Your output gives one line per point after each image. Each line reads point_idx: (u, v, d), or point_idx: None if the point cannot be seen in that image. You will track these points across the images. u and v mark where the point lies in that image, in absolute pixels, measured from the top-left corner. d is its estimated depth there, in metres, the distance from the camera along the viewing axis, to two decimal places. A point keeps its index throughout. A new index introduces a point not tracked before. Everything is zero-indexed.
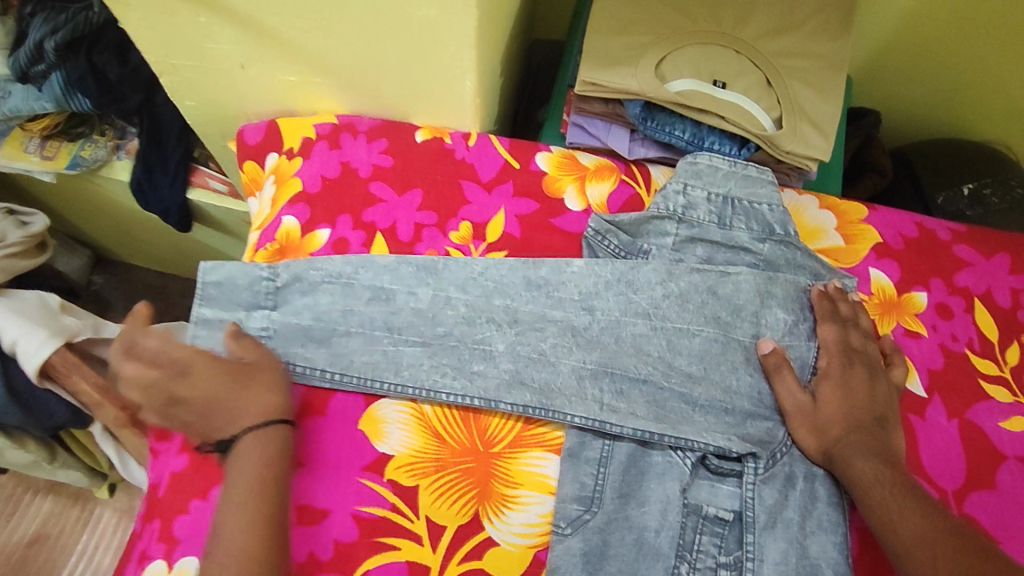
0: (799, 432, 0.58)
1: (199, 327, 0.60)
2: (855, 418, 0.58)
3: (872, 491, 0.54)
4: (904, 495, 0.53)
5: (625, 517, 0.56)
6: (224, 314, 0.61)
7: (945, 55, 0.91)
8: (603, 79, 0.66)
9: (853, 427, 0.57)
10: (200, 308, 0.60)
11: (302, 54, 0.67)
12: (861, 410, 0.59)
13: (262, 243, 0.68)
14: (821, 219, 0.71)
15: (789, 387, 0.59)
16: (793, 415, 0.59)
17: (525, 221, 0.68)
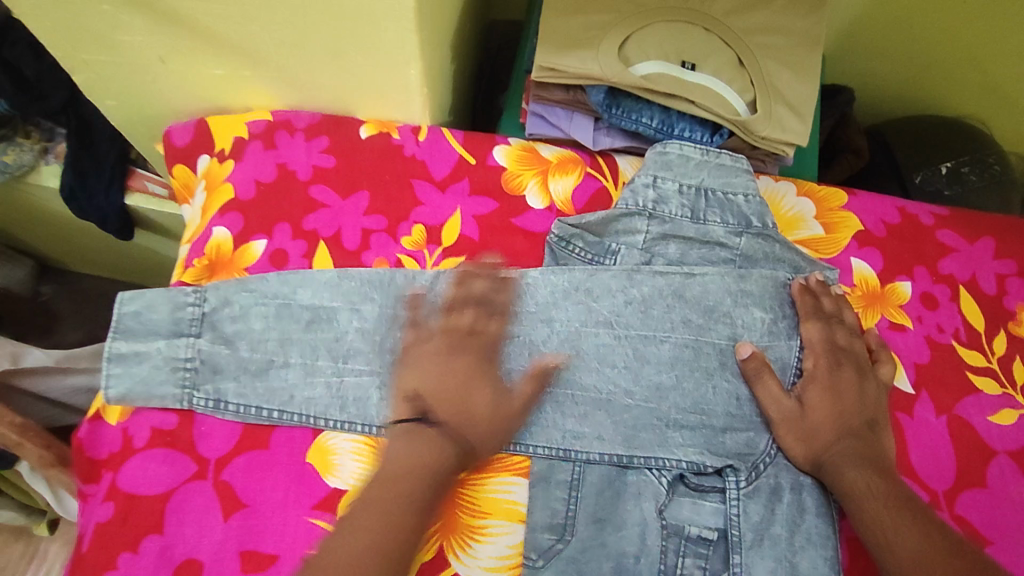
0: (785, 439, 0.55)
1: (113, 364, 0.54)
2: (848, 423, 0.55)
3: (864, 504, 0.52)
4: (898, 508, 0.51)
5: (602, 544, 0.52)
6: (140, 347, 0.54)
7: (920, 29, 0.87)
8: (561, 63, 0.60)
9: (845, 434, 0.55)
10: (112, 341, 0.54)
11: (226, 44, 0.60)
12: (850, 416, 0.56)
13: (190, 258, 0.61)
14: (799, 207, 0.66)
15: (773, 394, 0.55)
16: (776, 423, 0.55)
17: (484, 222, 0.63)
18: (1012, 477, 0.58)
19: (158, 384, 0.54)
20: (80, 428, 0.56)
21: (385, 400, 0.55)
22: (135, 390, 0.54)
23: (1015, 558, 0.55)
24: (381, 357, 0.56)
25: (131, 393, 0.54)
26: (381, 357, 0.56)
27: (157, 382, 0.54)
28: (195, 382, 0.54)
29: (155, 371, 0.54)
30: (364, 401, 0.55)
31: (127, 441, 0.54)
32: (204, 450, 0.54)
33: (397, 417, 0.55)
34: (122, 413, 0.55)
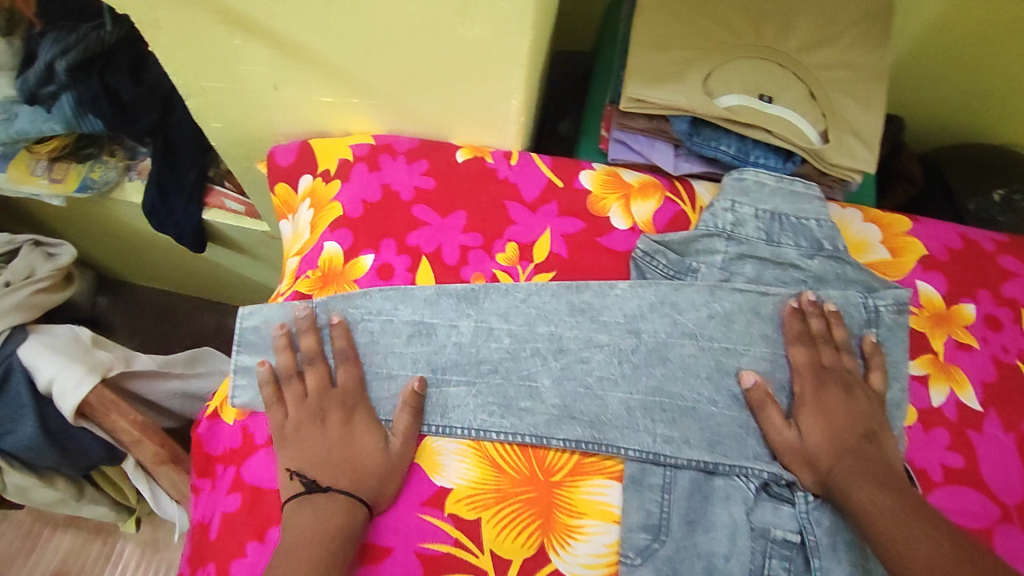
0: (794, 467, 0.58)
1: (238, 375, 0.59)
2: (841, 440, 0.57)
3: (876, 522, 0.51)
4: (912, 519, 0.49)
5: (693, 544, 0.55)
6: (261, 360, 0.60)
7: (972, 64, 0.91)
8: (649, 95, 0.65)
9: (844, 453, 0.56)
10: (238, 355, 0.60)
11: (341, 76, 0.66)
12: (843, 433, 0.57)
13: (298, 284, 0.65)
14: (866, 232, 0.70)
15: (775, 423, 0.58)
16: (782, 452, 0.58)
17: (571, 241, 0.67)
18: None
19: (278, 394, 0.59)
20: (201, 424, 0.62)
21: (483, 406, 0.59)
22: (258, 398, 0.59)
23: None
24: (479, 365, 0.61)
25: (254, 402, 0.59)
26: (476, 366, 0.61)
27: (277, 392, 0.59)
28: None
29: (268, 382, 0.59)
30: (463, 406, 0.59)
31: (247, 437, 0.59)
32: None
33: (494, 421, 0.58)
34: (240, 412, 0.60)
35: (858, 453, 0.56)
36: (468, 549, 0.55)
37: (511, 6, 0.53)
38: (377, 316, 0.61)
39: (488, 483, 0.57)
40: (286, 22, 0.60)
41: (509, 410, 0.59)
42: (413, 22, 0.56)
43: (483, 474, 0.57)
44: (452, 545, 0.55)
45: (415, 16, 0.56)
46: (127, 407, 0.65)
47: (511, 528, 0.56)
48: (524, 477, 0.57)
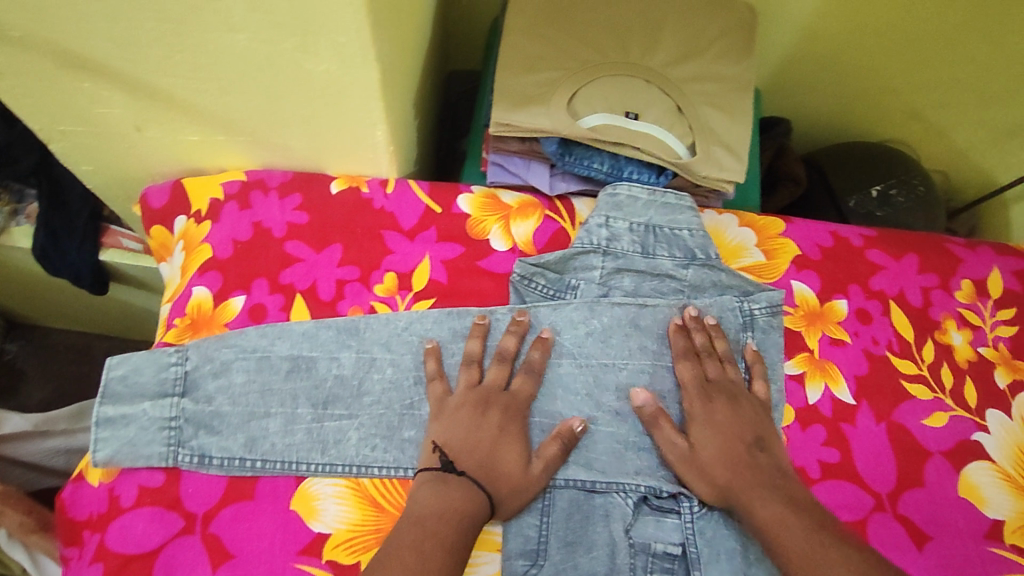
0: (689, 480, 0.57)
1: (101, 428, 0.56)
2: (733, 454, 0.57)
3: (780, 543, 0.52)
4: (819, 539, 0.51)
5: (574, 566, 0.56)
6: (127, 410, 0.56)
7: (846, 65, 0.94)
8: (515, 119, 0.65)
9: (738, 467, 0.57)
10: (99, 407, 0.56)
11: (201, 114, 0.64)
12: (734, 447, 0.58)
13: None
14: (741, 236, 0.72)
15: (668, 437, 0.58)
16: (678, 466, 0.58)
17: (451, 266, 0.67)
18: (948, 477, 0.63)
19: (145, 444, 0.56)
20: (65, 488, 0.58)
21: (366, 442, 0.58)
22: (122, 452, 0.56)
23: (950, 552, 0.60)
24: (360, 399, 0.59)
25: (117, 456, 0.56)
26: (358, 400, 0.59)
27: (143, 441, 0.56)
28: (180, 439, 0.56)
29: (144, 434, 0.56)
30: (344, 443, 0.58)
31: (113, 500, 0.55)
32: (191, 505, 0.55)
33: (377, 457, 0.58)
34: (106, 473, 0.57)
35: (752, 465, 0.57)
36: None
37: (351, 40, 0.52)
38: (252, 354, 0.59)
39: (368, 524, 0.56)
40: (128, 63, 0.57)
41: (391, 444, 0.58)
42: (257, 59, 0.55)
43: (363, 515, 0.56)
44: None
45: (258, 53, 0.54)
46: None
47: None
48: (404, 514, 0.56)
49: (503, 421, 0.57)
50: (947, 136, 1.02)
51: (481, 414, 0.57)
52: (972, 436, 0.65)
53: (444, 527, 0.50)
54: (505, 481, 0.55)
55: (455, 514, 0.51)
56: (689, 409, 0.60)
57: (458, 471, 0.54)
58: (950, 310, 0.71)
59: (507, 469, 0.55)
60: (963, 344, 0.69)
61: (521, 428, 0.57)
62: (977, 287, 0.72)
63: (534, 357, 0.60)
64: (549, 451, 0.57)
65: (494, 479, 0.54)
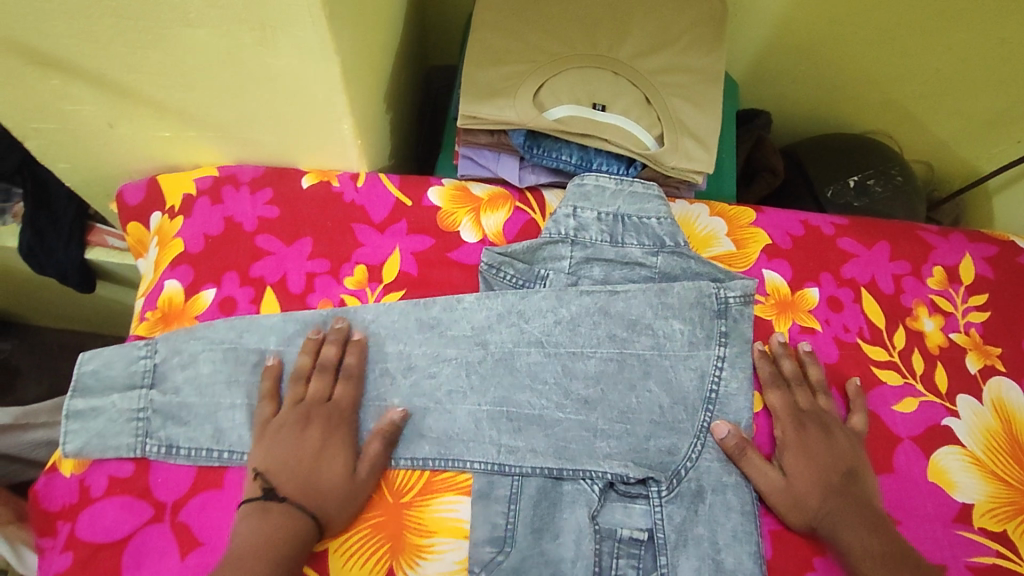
0: (781, 510, 0.58)
1: (71, 420, 0.56)
2: (827, 482, 0.58)
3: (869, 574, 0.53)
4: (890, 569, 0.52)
5: (540, 552, 0.56)
6: (96, 402, 0.57)
7: (823, 56, 0.94)
8: (481, 112, 0.66)
9: (828, 493, 0.57)
10: (70, 399, 0.57)
11: (170, 110, 0.64)
12: (827, 473, 0.58)
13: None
14: (712, 226, 0.72)
15: (758, 466, 0.58)
16: (768, 494, 0.58)
17: (421, 258, 0.67)
18: (917, 463, 0.63)
19: (113, 435, 0.56)
20: (38, 481, 0.58)
21: None
22: (91, 444, 0.56)
23: (918, 535, 0.60)
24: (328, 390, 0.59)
25: (86, 447, 0.56)
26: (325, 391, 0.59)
27: (112, 433, 0.56)
28: (148, 430, 0.57)
29: (113, 426, 0.57)
30: None
31: (84, 491, 0.56)
32: (160, 495, 0.56)
33: None
34: (77, 465, 0.57)
35: (843, 493, 0.57)
36: None
37: (309, 35, 0.53)
38: (219, 347, 0.59)
39: None
40: (94, 60, 0.58)
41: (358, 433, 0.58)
42: (218, 55, 0.55)
43: None
44: None
45: (218, 49, 0.55)
46: None
47: (360, 555, 0.55)
48: (372, 502, 0.57)
49: (326, 435, 0.56)
50: (929, 127, 1.01)
51: (302, 431, 0.56)
52: (942, 421, 0.65)
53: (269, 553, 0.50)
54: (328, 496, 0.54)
55: (284, 542, 0.51)
56: (783, 436, 0.61)
57: (278, 497, 0.53)
58: (922, 297, 0.71)
59: (332, 485, 0.54)
60: (935, 330, 0.69)
61: (347, 436, 0.57)
62: (949, 274, 0.72)
63: (351, 362, 0.59)
64: (373, 451, 0.56)
65: (320, 498, 0.54)
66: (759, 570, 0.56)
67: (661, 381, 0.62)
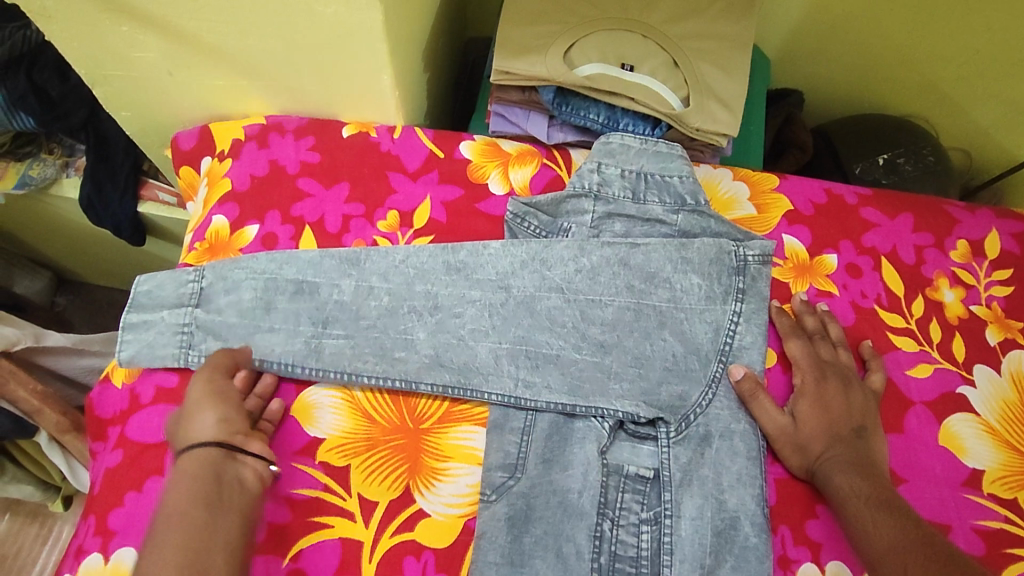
0: (782, 451, 0.60)
1: (125, 332, 0.62)
2: (835, 431, 0.59)
3: (867, 517, 0.54)
4: (878, 509, 0.54)
5: (549, 481, 0.58)
6: (148, 316, 0.62)
7: (857, 36, 0.95)
8: (515, 67, 0.69)
9: (833, 442, 0.59)
10: (126, 313, 0.62)
11: (225, 58, 0.69)
12: (837, 424, 0.60)
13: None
14: (734, 190, 0.73)
15: (768, 410, 0.60)
16: (774, 437, 0.60)
17: (451, 207, 0.71)
18: (929, 426, 0.63)
19: (161, 346, 0.61)
20: (94, 390, 0.63)
21: (359, 357, 0.61)
22: (141, 353, 0.61)
23: (926, 495, 0.60)
24: (357, 321, 0.62)
25: (137, 355, 0.61)
26: (355, 322, 0.62)
27: (160, 343, 0.61)
28: (191, 342, 0.61)
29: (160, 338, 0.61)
30: (339, 355, 0.61)
31: (134, 398, 0.61)
32: None
33: (367, 366, 0.61)
34: (129, 375, 0.62)
35: (848, 442, 0.59)
36: (337, 493, 0.57)
37: None
38: (262, 276, 0.63)
39: (359, 432, 0.60)
40: (160, 6, 0.63)
41: (383, 359, 0.61)
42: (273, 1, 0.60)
43: (355, 424, 0.60)
44: (321, 490, 0.57)
45: None
46: (27, 377, 0.69)
47: (379, 473, 0.58)
48: (394, 425, 0.60)
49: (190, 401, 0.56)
50: (966, 112, 1.00)
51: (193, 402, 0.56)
52: (957, 389, 0.65)
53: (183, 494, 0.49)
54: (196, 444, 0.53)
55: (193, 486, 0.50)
56: (801, 385, 0.62)
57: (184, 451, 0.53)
58: (944, 268, 0.71)
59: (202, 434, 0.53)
60: (955, 301, 0.70)
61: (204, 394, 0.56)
62: (973, 248, 0.73)
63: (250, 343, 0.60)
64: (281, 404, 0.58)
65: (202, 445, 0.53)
66: (761, 512, 0.57)
67: (676, 332, 0.64)
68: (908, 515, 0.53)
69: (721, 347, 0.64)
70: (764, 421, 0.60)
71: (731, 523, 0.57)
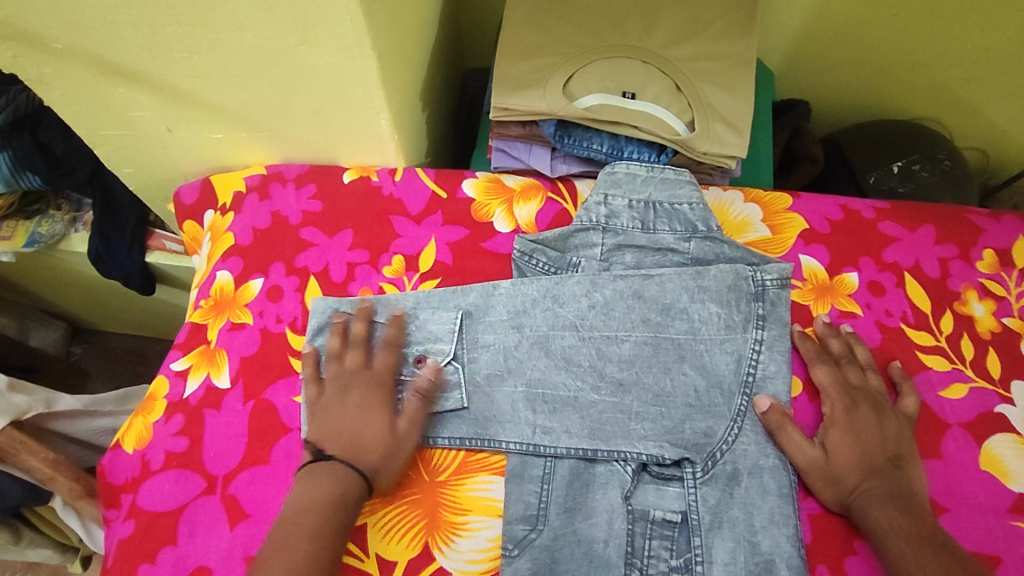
0: (815, 485, 0.57)
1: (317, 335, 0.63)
2: (870, 461, 0.56)
3: (909, 558, 0.51)
4: (921, 548, 0.51)
5: (572, 532, 0.56)
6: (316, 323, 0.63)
7: (862, 43, 0.93)
8: (513, 103, 0.68)
9: (869, 474, 0.56)
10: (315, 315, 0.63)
11: (222, 112, 0.69)
12: (873, 454, 0.57)
13: (194, 398, 0.62)
14: (745, 212, 0.71)
15: (797, 443, 0.57)
16: (806, 471, 0.57)
17: (456, 248, 0.69)
18: (969, 450, 0.60)
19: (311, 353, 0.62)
20: (104, 457, 0.62)
21: None
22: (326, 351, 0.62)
23: (970, 525, 0.57)
24: None
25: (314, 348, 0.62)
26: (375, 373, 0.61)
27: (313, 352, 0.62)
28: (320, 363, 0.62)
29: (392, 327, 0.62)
30: None
31: (145, 465, 0.60)
32: (213, 468, 0.59)
33: None
34: (141, 440, 0.61)
35: (884, 474, 0.56)
36: (355, 555, 0.56)
37: (347, 31, 0.56)
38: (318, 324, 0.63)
39: None
40: (155, 66, 0.63)
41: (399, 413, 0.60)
42: (266, 55, 0.60)
43: None
44: None
45: (265, 48, 0.59)
46: (38, 445, 0.67)
47: (397, 530, 0.57)
48: (409, 479, 0.58)
49: (365, 399, 0.57)
50: (980, 113, 0.98)
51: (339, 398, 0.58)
52: (995, 408, 0.62)
53: (316, 509, 0.52)
54: (374, 452, 0.55)
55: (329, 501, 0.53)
56: (831, 413, 0.60)
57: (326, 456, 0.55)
58: (971, 281, 0.68)
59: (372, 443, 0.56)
60: (986, 314, 0.67)
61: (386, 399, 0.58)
62: (1000, 257, 0.70)
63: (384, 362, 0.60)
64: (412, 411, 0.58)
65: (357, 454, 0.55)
66: (797, 554, 0.54)
67: (697, 367, 0.62)
68: (954, 554, 0.50)
69: (744, 380, 0.61)
70: (795, 456, 0.57)
71: (766, 567, 0.54)
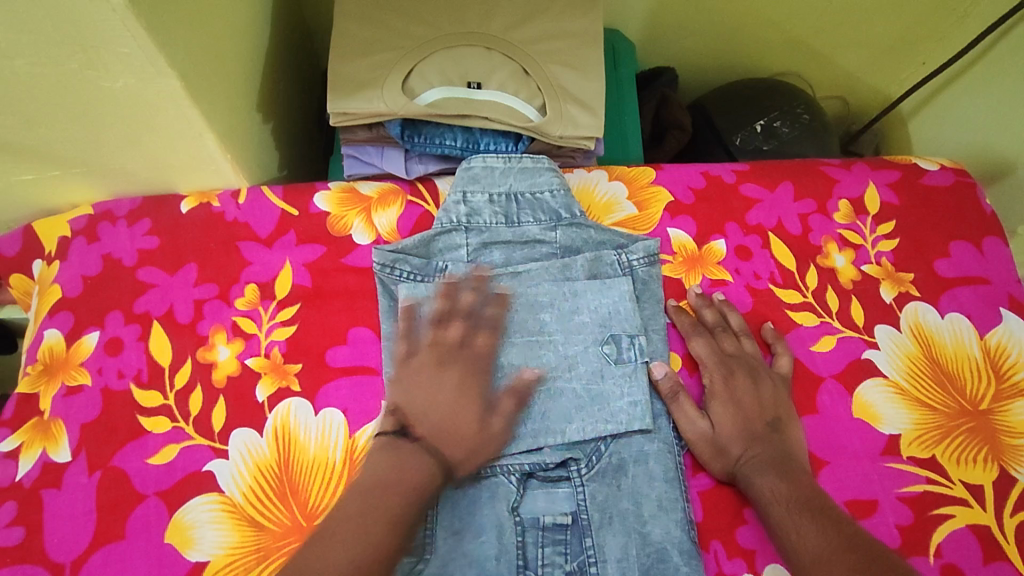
0: (703, 456, 0.58)
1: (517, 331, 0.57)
2: (749, 428, 0.57)
3: (790, 528, 0.51)
4: (800, 512, 0.52)
5: (461, 554, 0.53)
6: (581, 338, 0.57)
7: (716, 5, 0.93)
8: (350, 106, 0.64)
9: (750, 441, 0.57)
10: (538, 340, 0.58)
11: (20, 151, 0.60)
12: (752, 420, 0.58)
13: (29, 480, 0.56)
14: (612, 191, 0.70)
15: (687, 412, 0.58)
16: (694, 442, 0.58)
17: (314, 268, 0.65)
18: (842, 401, 0.62)
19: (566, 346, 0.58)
20: None
21: None
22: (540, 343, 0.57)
23: (848, 474, 0.59)
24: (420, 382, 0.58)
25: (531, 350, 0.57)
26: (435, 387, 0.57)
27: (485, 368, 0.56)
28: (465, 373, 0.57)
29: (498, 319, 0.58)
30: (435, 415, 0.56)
31: None
32: (58, 555, 0.53)
33: None
34: None
35: (764, 440, 0.57)
36: None
37: (134, 50, 0.49)
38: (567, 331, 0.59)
39: (247, 546, 0.53)
40: None
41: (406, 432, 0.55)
42: (47, 85, 0.52)
43: (241, 536, 0.54)
44: None
45: (44, 77, 0.51)
46: None
47: None
48: (286, 529, 0.54)
49: (463, 382, 0.54)
50: (834, 62, 1.02)
51: (439, 371, 0.53)
52: (863, 355, 0.64)
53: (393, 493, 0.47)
54: (462, 446, 0.52)
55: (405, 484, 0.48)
56: (710, 386, 0.60)
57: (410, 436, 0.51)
58: (830, 233, 0.70)
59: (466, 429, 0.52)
60: (846, 265, 0.69)
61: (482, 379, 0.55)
62: (855, 206, 0.72)
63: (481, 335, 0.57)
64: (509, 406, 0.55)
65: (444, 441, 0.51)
66: (687, 538, 0.54)
67: (576, 361, 0.60)
68: (830, 517, 0.51)
69: (629, 361, 0.60)
70: (685, 428, 0.58)
71: (658, 556, 0.54)
